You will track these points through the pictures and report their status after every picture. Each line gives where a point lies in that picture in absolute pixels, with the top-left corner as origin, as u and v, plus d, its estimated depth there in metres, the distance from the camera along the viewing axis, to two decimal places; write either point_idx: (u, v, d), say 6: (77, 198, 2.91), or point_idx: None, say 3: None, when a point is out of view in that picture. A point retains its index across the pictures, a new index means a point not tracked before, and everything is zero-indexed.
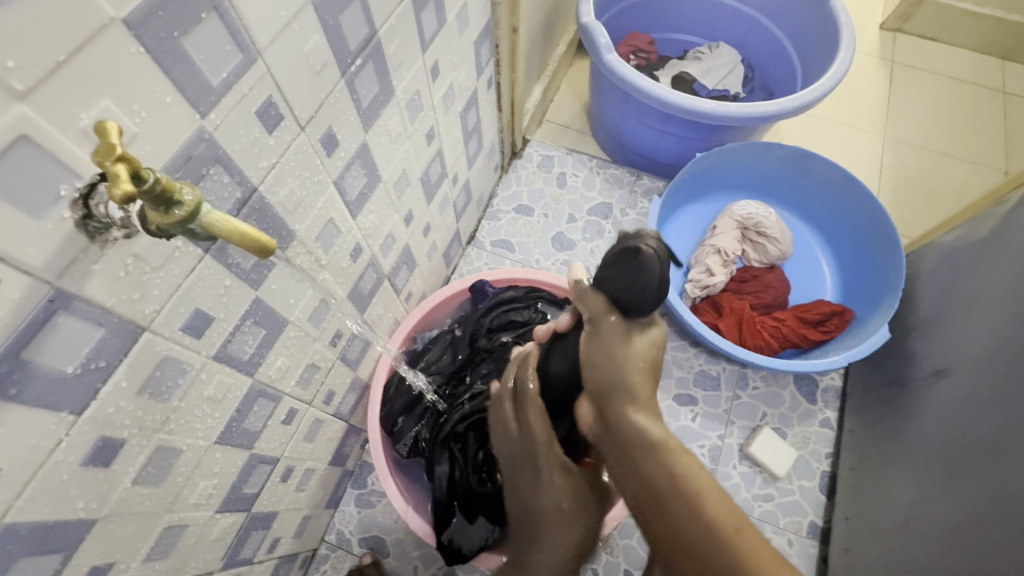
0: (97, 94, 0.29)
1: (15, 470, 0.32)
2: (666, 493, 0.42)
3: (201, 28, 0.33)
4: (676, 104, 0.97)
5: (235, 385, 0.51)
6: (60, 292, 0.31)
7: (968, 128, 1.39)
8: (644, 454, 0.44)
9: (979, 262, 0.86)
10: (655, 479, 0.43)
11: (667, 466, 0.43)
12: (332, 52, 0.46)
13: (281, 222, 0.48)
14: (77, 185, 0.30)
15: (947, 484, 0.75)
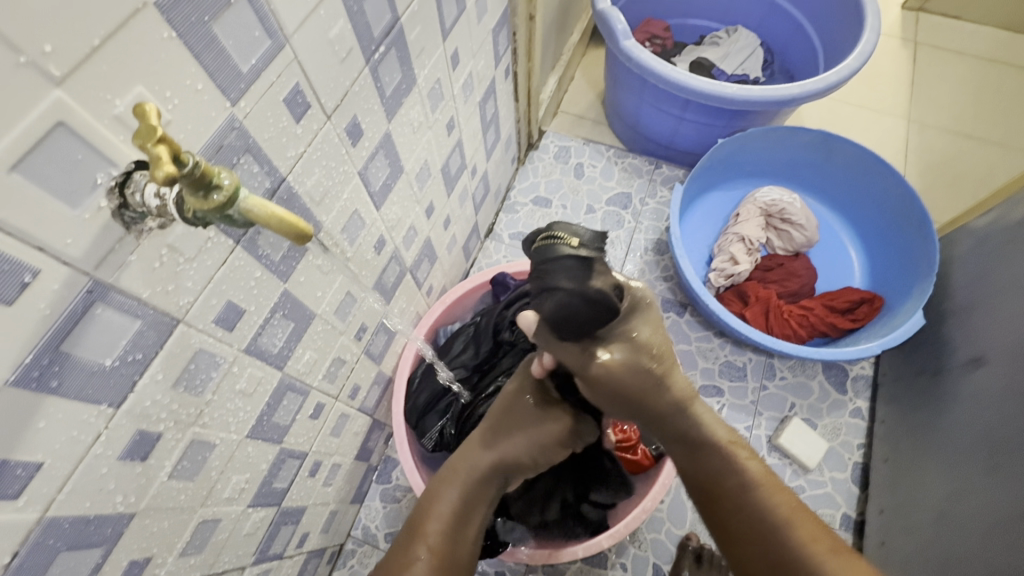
0: (131, 80, 0.28)
1: (57, 464, 0.32)
2: (730, 482, 0.52)
3: (231, 12, 0.32)
4: (697, 89, 0.95)
5: (266, 378, 0.50)
6: (97, 283, 0.30)
7: (998, 108, 1.35)
8: (703, 450, 0.54)
9: (1015, 244, 0.83)
10: (713, 470, 0.53)
11: (717, 460, 0.53)
12: (356, 38, 0.45)
13: (308, 213, 0.48)
14: (113, 173, 0.29)
15: (987, 473, 0.73)
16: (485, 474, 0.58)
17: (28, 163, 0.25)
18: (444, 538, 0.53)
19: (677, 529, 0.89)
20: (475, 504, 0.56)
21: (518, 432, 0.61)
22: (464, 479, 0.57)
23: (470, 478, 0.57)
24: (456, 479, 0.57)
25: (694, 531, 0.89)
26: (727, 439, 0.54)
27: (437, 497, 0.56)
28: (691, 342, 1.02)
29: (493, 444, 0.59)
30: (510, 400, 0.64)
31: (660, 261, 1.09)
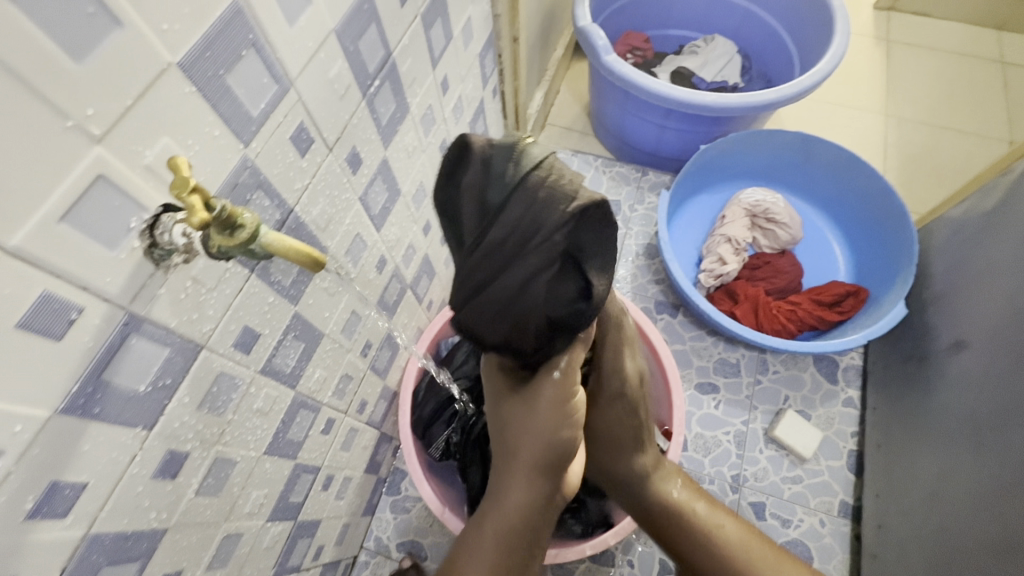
0: (158, 132, 0.31)
1: (99, 483, 0.35)
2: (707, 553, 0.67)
3: (242, 64, 0.36)
4: (677, 99, 0.99)
5: (280, 397, 0.53)
6: (132, 316, 0.33)
7: (970, 100, 1.40)
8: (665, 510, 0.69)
9: (988, 232, 0.87)
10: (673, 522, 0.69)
11: (673, 521, 0.69)
12: (353, 76, 0.48)
13: (314, 239, 0.51)
14: (144, 217, 0.32)
15: (975, 453, 0.76)
16: (520, 507, 0.54)
17: (74, 214, 0.28)
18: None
19: None
20: (526, 538, 0.55)
21: (526, 441, 0.54)
22: (502, 521, 0.54)
23: (509, 521, 0.54)
24: (493, 524, 0.54)
25: None
26: (679, 501, 0.70)
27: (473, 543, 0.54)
28: (685, 341, 1.05)
29: (520, 475, 0.55)
30: (507, 410, 0.55)
31: (651, 264, 1.12)
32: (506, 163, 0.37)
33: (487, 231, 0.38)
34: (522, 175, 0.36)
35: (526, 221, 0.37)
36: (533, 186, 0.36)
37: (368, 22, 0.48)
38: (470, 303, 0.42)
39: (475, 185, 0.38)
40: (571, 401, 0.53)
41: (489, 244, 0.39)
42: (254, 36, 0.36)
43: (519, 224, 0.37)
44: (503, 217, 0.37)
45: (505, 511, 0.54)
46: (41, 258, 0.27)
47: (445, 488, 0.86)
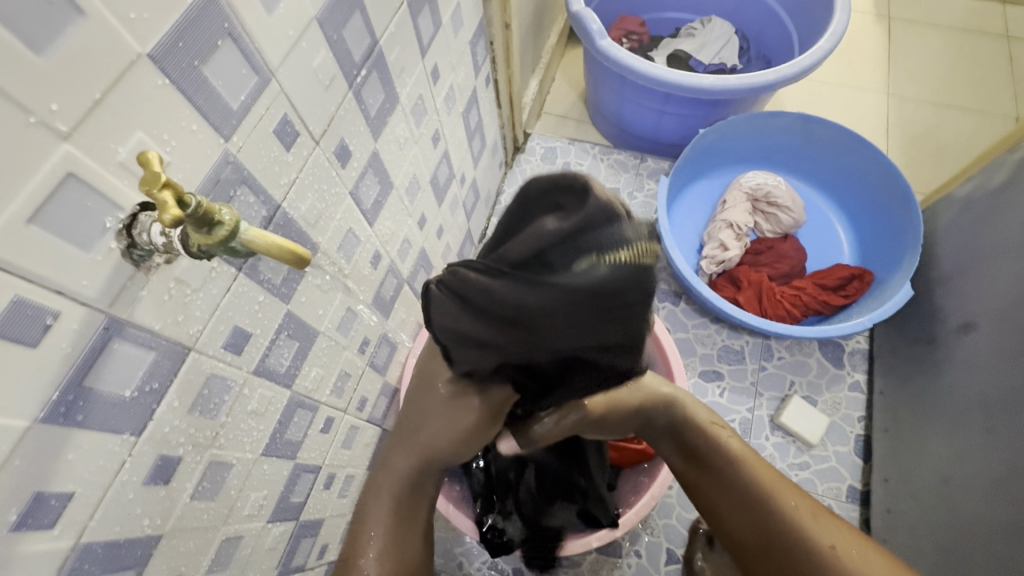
0: (131, 127, 0.30)
1: (87, 492, 0.34)
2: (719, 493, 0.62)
3: (219, 55, 0.34)
4: (675, 83, 0.97)
5: (276, 398, 0.52)
6: (113, 319, 0.32)
7: (973, 76, 1.37)
8: (689, 426, 0.65)
9: (996, 210, 0.85)
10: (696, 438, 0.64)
11: (699, 435, 0.64)
12: (338, 66, 0.47)
13: (304, 235, 0.50)
14: (120, 216, 0.31)
15: (985, 436, 0.75)
16: (411, 478, 0.56)
17: (43, 216, 0.27)
18: (389, 539, 0.55)
19: (687, 514, 0.91)
20: (416, 496, 0.57)
21: (426, 433, 0.53)
22: (393, 487, 0.55)
23: (400, 486, 0.56)
24: (386, 489, 0.55)
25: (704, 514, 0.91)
26: (709, 419, 0.66)
27: (371, 511, 0.56)
28: (688, 329, 1.04)
29: (412, 453, 0.55)
30: (420, 398, 0.52)
31: None
32: (633, 267, 0.33)
33: (561, 300, 0.32)
34: (638, 291, 0.34)
35: (606, 325, 0.35)
36: (632, 303, 0.34)
37: (352, 10, 0.47)
38: (462, 311, 0.35)
39: (576, 250, 0.32)
40: (487, 424, 0.50)
41: (548, 309, 0.33)
42: (230, 24, 0.34)
43: (601, 326, 0.34)
44: (588, 310, 0.33)
45: (398, 476, 0.56)
46: (12, 263, 0.26)
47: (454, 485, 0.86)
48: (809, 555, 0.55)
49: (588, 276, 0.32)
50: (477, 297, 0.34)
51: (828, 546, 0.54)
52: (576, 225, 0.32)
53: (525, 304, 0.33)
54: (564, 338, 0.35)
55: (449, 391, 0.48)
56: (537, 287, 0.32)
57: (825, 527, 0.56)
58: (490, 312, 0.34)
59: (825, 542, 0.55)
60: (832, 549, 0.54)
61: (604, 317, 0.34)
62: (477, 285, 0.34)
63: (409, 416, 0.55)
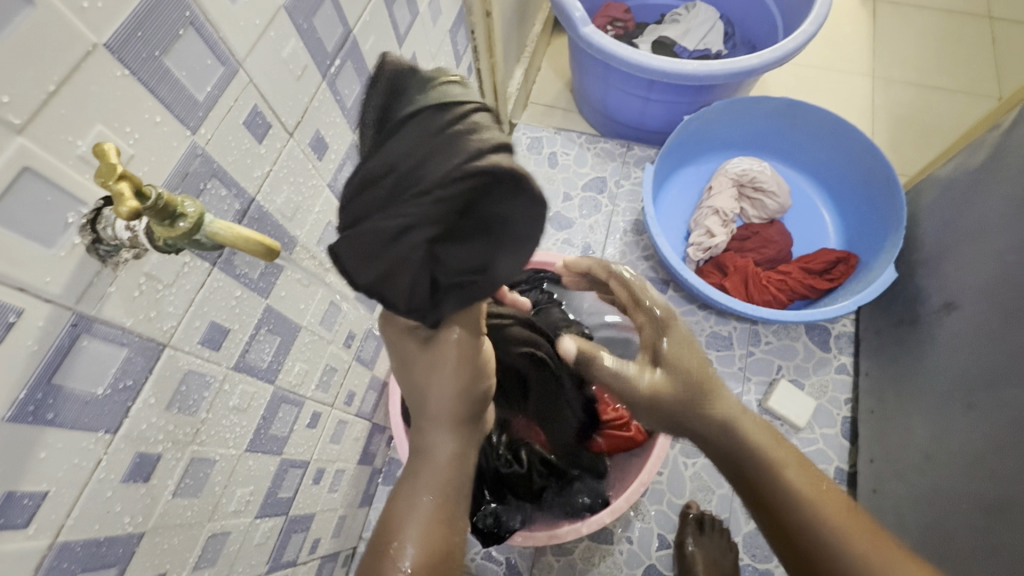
0: (90, 119, 0.29)
1: (62, 491, 0.34)
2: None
3: (181, 44, 0.33)
4: (658, 69, 0.97)
5: (258, 393, 0.52)
6: (80, 316, 0.32)
7: (957, 58, 1.37)
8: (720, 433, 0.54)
9: (976, 190, 0.85)
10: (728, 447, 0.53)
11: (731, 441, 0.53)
12: (310, 56, 0.46)
13: (281, 229, 0.49)
14: (82, 212, 0.30)
15: (967, 412, 0.76)
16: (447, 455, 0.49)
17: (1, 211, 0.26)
18: (432, 531, 0.46)
19: (677, 499, 0.92)
20: (461, 481, 0.49)
21: (436, 393, 0.49)
22: (428, 471, 0.48)
23: (438, 470, 0.48)
24: (422, 478, 0.48)
25: (693, 499, 0.92)
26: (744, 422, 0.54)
27: (409, 504, 0.47)
28: (676, 317, 1.05)
29: (442, 423, 0.49)
30: (421, 355, 0.49)
31: (639, 241, 1.11)
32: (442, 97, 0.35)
33: (399, 154, 0.35)
34: (453, 122, 0.34)
35: (446, 166, 0.34)
36: (457, 137, 0.34)
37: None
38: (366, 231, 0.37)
39: (400, 113, 0.35)
40: (478, 355, 0.49)
41: (396, 171, 0.35)
42: (191, 13, 0.33)
43: (437, 165, 0.34)
44: (424, 158, 0.34)
45: (434, 460, 0.48)
46: None
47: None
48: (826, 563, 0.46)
49: (415, 122, 0.35)
50: (361, 211, 0.37)
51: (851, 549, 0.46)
52: (399, 95, 0.36)
53: (387, 181, 0.35)
54: (417, 192, 0.35)
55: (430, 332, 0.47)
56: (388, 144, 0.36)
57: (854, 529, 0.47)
58: (373, 218, 0.37)
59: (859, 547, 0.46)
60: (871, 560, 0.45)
61: (438, 154, 0.34)
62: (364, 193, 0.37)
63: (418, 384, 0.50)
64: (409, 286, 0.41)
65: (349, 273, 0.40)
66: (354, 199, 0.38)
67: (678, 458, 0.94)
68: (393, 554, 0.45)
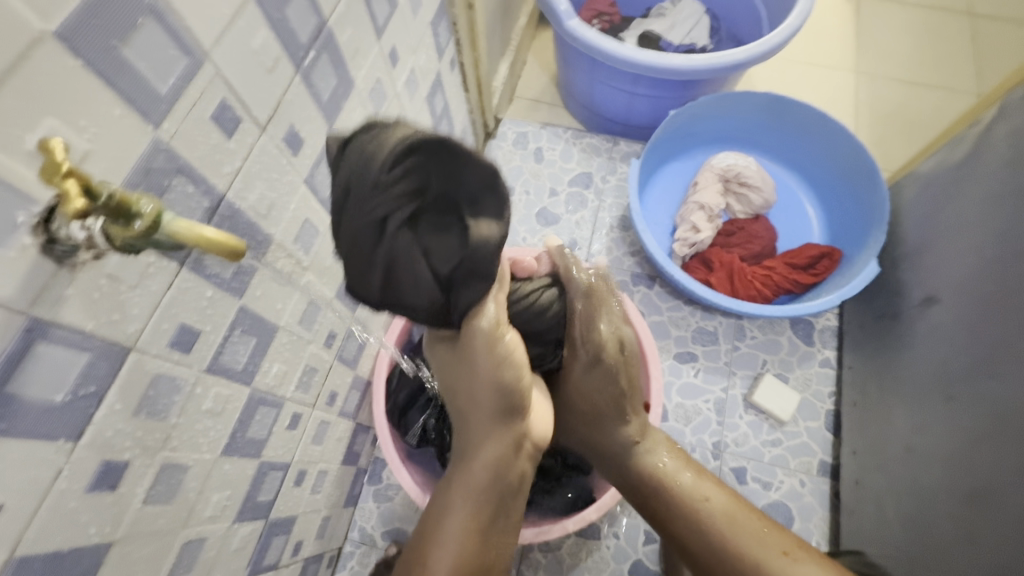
0: (40, 112, 0.28)
1: (19, 503, 0.32)
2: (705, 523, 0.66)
3: (140, 34, 0.32)
4: (644, 63, 0.96)
5: (234, 396, 0.51)
6: (36, 320, 0.30)
7: (938, 54, 1.38)
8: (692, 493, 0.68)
9: (957, 185, 0.86)
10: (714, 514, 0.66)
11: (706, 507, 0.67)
12: (282, 47, 0.45)
13: (255, 227, 0.48)
14: (34, 210, 0.29)
15: (946, 405, 0.77)
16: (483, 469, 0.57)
17: None
18: (465, 540, 0.57)
19: None
20: (498, 492, 0.58)
21: (478, 406, 0.56)
22: (472, 481, 0.57)
23: (478, 480, 0.57)
24: (460, 486, 0.57)
25: None
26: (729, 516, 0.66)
27: (447, 511, 0.57)
28: (662, 312, 1.04)
29: (482, 434, 0.57)
30: (462, 365, 0.55)
31: (625, 236, 1.10)
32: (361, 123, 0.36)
33: (351, 186, 0.35)
34: (368, 137, 0.35)
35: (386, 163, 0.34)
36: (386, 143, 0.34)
37: None
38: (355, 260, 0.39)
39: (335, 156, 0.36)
40: (502, 344, 0.52)
41: (350, 198, 0.35)
42: (150, 0, 0.32)
43: (383, 167, 0.34)
44: (364, 169, 0.34)
45: (475, 469, 0.57)
46: None
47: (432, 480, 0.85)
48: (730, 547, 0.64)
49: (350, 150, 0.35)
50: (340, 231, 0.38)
51: None
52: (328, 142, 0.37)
53: (348, 210, 0.35)
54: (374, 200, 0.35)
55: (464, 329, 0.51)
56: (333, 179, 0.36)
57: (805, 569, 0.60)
58: (359, 241, 0.37)
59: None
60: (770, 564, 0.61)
61: (372, 161, 0.34)
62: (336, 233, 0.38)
63: (465, 394, 0.57)
64: (413, 278, 0.41)
65: (359, 294, 0.42)
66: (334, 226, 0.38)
67: None
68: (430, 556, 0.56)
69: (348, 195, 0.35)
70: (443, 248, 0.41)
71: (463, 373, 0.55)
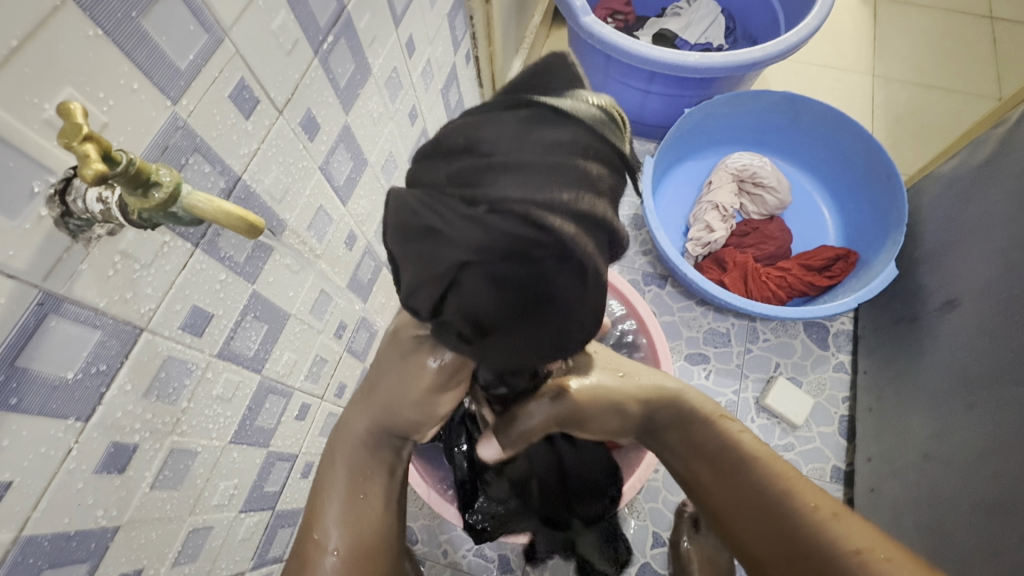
0: (58, 82, 0.27)
1: (27, 481, 0.32)
2: (760, 474, 0.57)
3: (160, 7, 0.31)
4: (660, 60, 0.95)
5: (244, 383, 0.50)
6: (48, 295, 0.30)
7: (957, 58, 1.36)
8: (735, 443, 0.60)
9: (979, 188, 0.84)
10: (760, 467, 0.57)
11: (749, 460, 0.58)
12: (301, 30, 0.44)
13: (269, 212, 0.47)
14: (51, 181, 0.28)
15: (967, 412, 0.75)
16: (360, 443, 0.54)
17: None
18: (344, 522, 0.53)
19: (672, 497, 0.91)
20: (373, 466, 0.55)
21: (376, 395, 0.53)
22: (346, 455, 0.54)
23: (356, 452, 0.54)
24: (339, 460, 0.54)
25: None
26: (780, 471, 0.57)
27: (325, 489, 0.54)
28: (674, 312, 1.03)
29: (361, 412, 0.54)
30: (382, 354, 0.52)
31: (637, 235, 1.09)
32: (603, 118, 0.34)
33: (498, 146, 0.31)
34: (541, 116, 0.32)
35: (563, 182, 0.31)
36: (580, 152, 0.31)
37: None
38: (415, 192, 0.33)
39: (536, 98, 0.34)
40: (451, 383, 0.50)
41: (482, 157, 0.31)
42: None
43: (560, 168, 0.30)
44: (514, 141, 0.31)
45: (351, 440, 0.54)
46: None
47: (441, 480, 0.85)
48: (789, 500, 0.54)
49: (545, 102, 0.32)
50: (424, 173, 0.34)
51: (854, 550, 0.49)
52: (543, 82, 0.35)
53: (461, 162, 0.31)
54: (499, 184, 0.30)
55: (415, 340, 0.49)
56: (492, 123, 0.32)
57: (852, 528, 0.51)
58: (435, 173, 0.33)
59: (849, 546, 0.49)
60: (837, 524, 0.52)
61: (565, 166, 0.31)
62: (435, 165, 0.33)
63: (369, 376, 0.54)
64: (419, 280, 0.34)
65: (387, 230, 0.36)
66: (435, 159, 0.33)
67: None
68: (319, 543, 0.53)
69: (496, 169, 0.30)
70: (478, 292, 0.33)
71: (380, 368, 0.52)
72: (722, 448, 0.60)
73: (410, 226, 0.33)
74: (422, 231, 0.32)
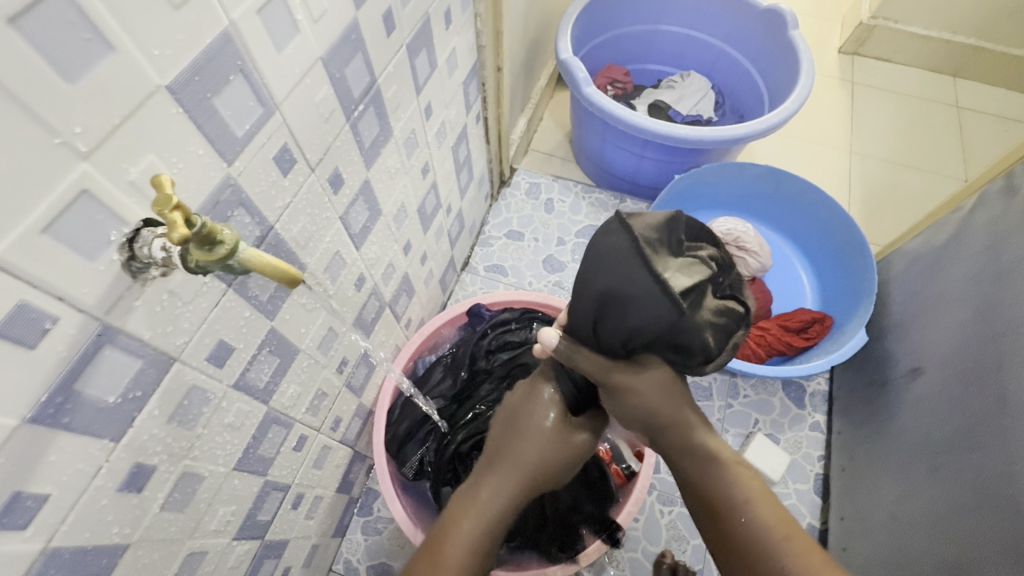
0: (144, 150, 0.33)
1: (63, 495, 0.35)
2: (760, 516, 0.50)
3: (230, 87, 0.37)
4: (653, 131, 1.03)
5: (252, 412, 0.53)
6: (106, 327, 0.34)
7: (926, 141, 1.48)
8: (737, 484, 0.51)
9: (942, 264, 0.91)
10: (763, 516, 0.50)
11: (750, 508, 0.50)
12: (338, 100, 0.50)
13: (293, 256, 0.52)
14: (124, 231, 0.33)
15: (930, 475, 0.79)
16: (496, 512, 0.51)
17: (57, 227, 0.29)
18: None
19: (652, 547, 0.93)
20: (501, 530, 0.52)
21: (525, 454, 0.54)
22: (482, 517, 0.50)
23: (490, 513, 0.51)
24: (474, 522, 0.50)
25: (668, 548, 0.92)
26: (780, 525, 0.49)
27: (456, 548, 0.49)
28: None
29: (505, 474, 0.52)
30: (530, 418, 0.56)
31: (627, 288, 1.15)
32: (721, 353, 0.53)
33: (681, 338, 0.47)
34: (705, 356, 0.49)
35: (677, 293, 0.45)
36: (701, 315, 0.48)
37: (355, 51, 0.50)
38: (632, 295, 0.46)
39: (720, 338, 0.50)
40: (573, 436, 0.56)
41: (673, 330, 0.47)
42: (242, 62, 0.37)
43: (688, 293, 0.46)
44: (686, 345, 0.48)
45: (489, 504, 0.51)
46: (18, 267, 0.28)
47: (415, 509, 0.85)
48: (774, 543, 0.48)
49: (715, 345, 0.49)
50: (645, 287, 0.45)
51: None
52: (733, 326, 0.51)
53: (665, 321, 0.46)
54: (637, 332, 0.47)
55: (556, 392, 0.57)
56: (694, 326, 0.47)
57: None
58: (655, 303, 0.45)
59: None
60: None
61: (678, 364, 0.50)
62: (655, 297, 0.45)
63: (511, 434, 0.55)
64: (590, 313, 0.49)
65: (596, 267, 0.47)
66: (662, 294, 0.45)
67: (654, 505, 0.95)
68: None
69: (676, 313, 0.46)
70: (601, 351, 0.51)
71: (523, 424, 0.55)
72: (716, 484, 0.52)
73: (606, 304, 0.47)
74: (615, 308, 0.47)
